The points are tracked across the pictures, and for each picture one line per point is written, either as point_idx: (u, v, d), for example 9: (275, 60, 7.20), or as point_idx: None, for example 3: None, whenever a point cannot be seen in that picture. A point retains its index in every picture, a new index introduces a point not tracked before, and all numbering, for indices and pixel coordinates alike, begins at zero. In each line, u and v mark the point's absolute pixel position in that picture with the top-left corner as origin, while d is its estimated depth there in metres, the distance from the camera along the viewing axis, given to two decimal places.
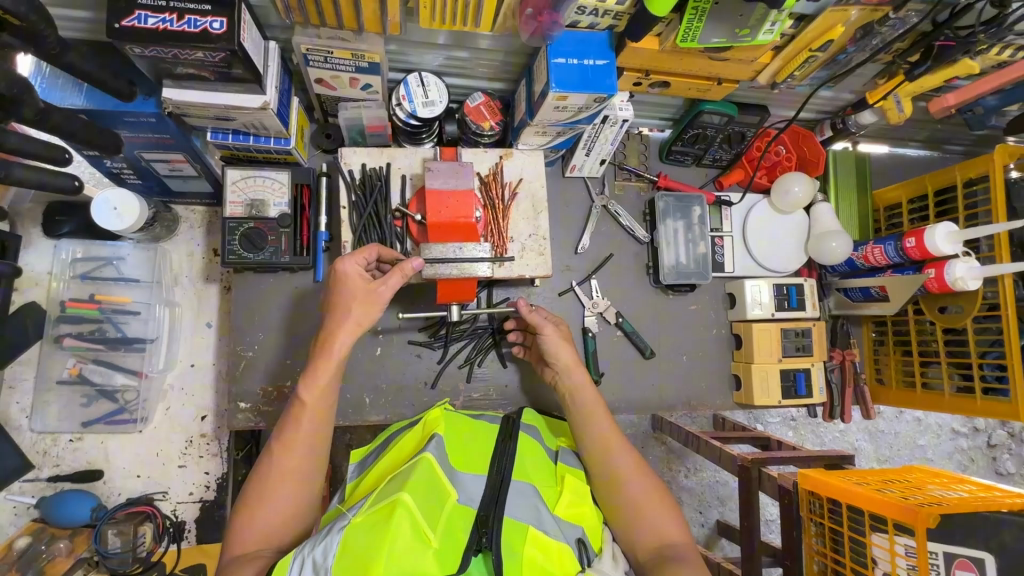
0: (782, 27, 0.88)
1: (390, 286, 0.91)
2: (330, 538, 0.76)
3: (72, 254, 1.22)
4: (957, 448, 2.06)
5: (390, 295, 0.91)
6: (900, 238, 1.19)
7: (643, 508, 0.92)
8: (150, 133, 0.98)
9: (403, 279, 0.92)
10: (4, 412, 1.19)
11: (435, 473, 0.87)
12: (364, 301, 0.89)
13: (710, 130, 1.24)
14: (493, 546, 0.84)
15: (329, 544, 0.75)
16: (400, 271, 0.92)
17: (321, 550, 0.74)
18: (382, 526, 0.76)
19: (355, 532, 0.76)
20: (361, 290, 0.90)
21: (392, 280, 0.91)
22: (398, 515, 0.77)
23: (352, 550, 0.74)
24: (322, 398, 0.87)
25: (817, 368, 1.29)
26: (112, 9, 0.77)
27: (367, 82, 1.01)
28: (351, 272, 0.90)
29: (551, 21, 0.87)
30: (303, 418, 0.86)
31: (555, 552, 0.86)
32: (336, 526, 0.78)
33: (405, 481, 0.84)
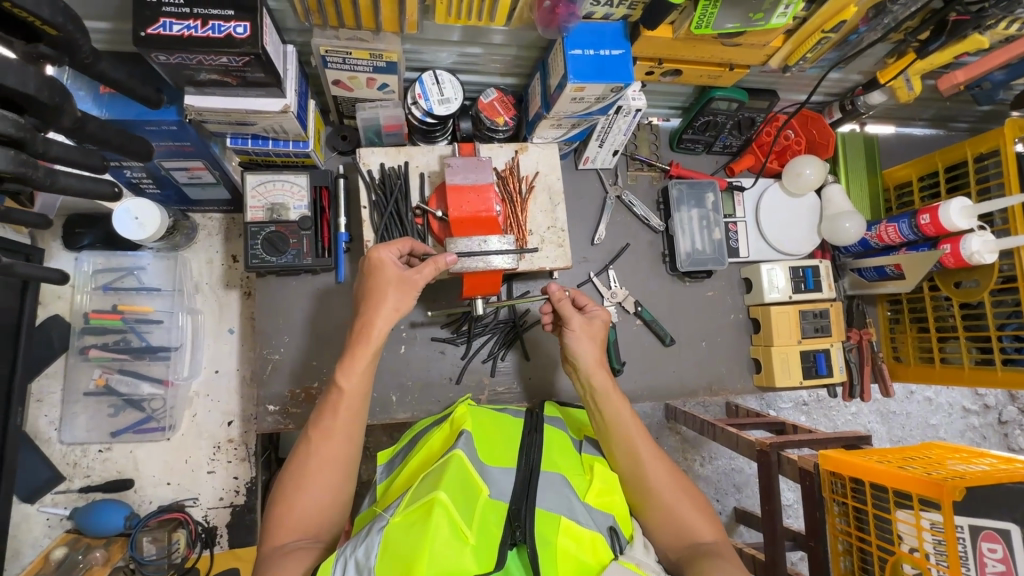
0: (795, 10, 0.89)
1: (425, 275, 0.92)
2: (370, 539, 0.75)
3: (93, 266, 1.23)
4: (969, 426, 2.07)
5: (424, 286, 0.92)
6: (914, 216, 1.20)
7: (675, 510, 0.92)
8: (171, 141, 0.99)
9: (436, 270, 0.93)
10: (32, 425, 1.19)
11: (466, 467, 0.86)
12: (399, 286, 0.91)
13: (721, 116, 1.25)
14: (528, 539, 0.81)
15: (369, 545, 0.74)
16: (434, 263, 0.93)
17: (363, 550, 0.73)
18: (420, 524, 0.75)
19: (393, 530, 0.75)
20: (395, 278, 0.91)
21: (426, 271, 0.92)
22: (435, 509, 0.75)
23: (393, 549, 0.73)
24: (358, 387, 0.87)
25: (835, 348, 1.30)
26: (137, 18, 0.78)
27: (384, 82, 1.02)
28: (385, 261, 0.91)
29: (569, 13, 0.89)
30: (341, 407, 0.86)
31: (589, 541, 0.83)
32: (376, 528, 0.77)
33: (437, 478, 0.83)
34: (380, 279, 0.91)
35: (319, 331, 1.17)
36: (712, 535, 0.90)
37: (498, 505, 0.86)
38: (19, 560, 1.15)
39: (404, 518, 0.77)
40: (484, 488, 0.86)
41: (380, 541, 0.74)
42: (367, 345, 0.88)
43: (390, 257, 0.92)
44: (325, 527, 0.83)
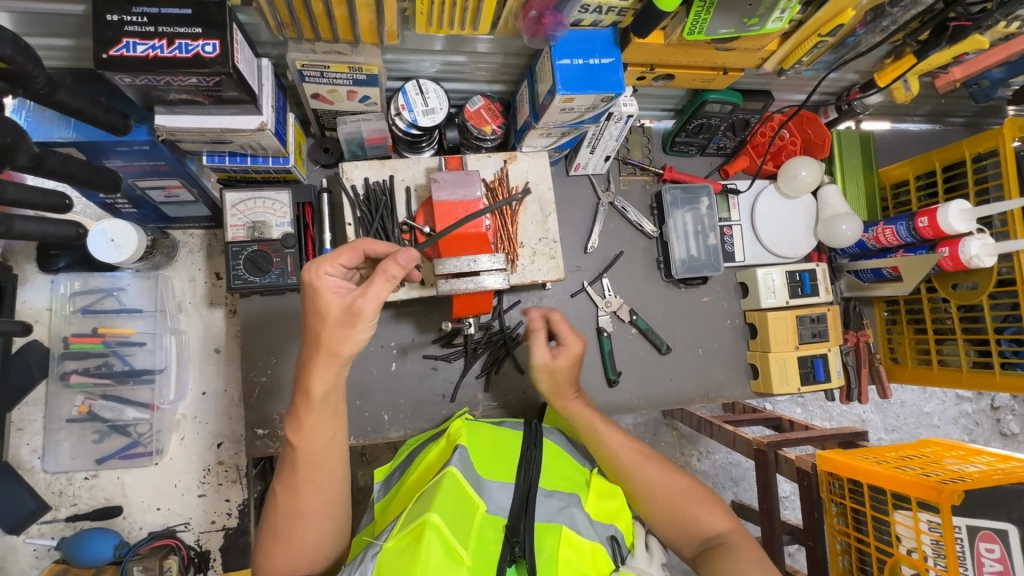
0: (791, 14, 0.86)
1: (372, 296, 0.78)
2: (363, 564, 0.66)
3: (71, 288, 1.19)
4: (962, 413, 2.08)
5: (374, 306, 0.78)
6: (912, 218, 1.18)
7: (675, 508, 0.88)
8: (144, 160, 0.95)
9: (389, 285, 0.78)
10: (15, 454, 1.16)
11: (462, 483, 0.78)
12: (341, 321, 0.78)
13: (714, 119, 1.22)
14: (528, 554, 0.76)
15: (362, 572, 0.64)
16: (385, 276, 0.78)
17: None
18: (413, 545, 0.66)
19: (386, 554, 0.66)
20: (338, 309, 0.79)
21: (377, 289, 0.78)
22: (427, 532, 0.66)
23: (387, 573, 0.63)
24: (314, 439, 0.80)
25: (833, 352, 1.29)
26: (98, 39, 0.73)
27: (365, 94, 0.98)
28: (323, 287, 0.80)
29: (555, 22, 0.84)
30: (299, 463, 0.80)
31: (589, 552, 0.80)
32: (369, 552, 0.67)
33: (432, 494, 0.74)
34: (313, 310, 0.80)
35: (307, 351, 1.14)
36: (724, 526, 0.85)
37: (495, 520, 0.79)
38: None
39: (399, 541, 0.67)
40: (482, 503, 0.78)
41: (373, 566, 0.65)
42: (312, 403, 0.79)
43: (329, 281, 0.81)
44: (316, 564, 0.80)
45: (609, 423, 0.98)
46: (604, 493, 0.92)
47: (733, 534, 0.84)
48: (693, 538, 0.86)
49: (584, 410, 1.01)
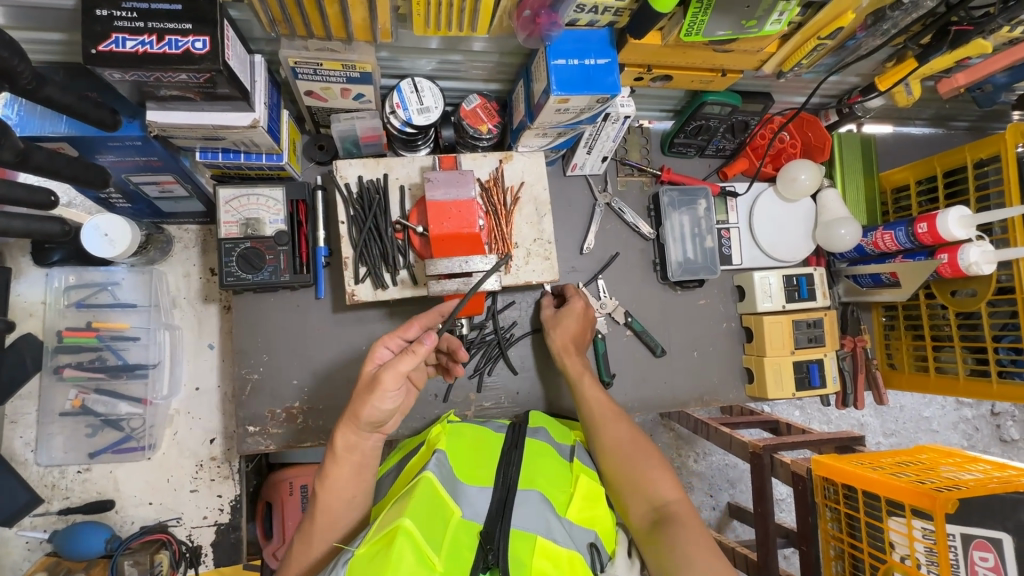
0: (790, 16, 0.85)
1: (394, 370, 0.73)
2: (333, 570, 0.65)
3: (64, 281, 1.19)
4: (962, 418, 2.06)
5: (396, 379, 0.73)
6: (911, 224, 1.16)
7: (630, 472, 0.89)
8: (137, 156, 0.94)
9: (411, 360, 0.73)
10: (8, 447, 1.17)
11: (436, 487, 0.77)
12: (367, 387, 0.75)
13: (713, 120, 1.20)
14: (501, 563, 0.74)
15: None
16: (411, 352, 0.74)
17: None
18: (381, 551, 0.65)
19: (357, 560, 0.65)
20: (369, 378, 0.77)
21: (400, 364, 0.73)
22: (397, 538, 0.65)
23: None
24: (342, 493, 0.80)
25: (829, 358, 1.28)
26: (87, 34, 0.73)
27: (359, 91, 0.97)
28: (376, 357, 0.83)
29: (550, 22, 0.83)
30: (318, 520, 0.80)
31: (566, 561, 0.78)
32: (341, 557, 0.67)
33: (405, 502, 0.72)
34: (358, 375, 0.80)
35: (301, 349, 1.14)
36: (674, 497, 0.86)
37: (471, 526, 0.77)
38: None
39: (369, 547, 0.66)
40: (457, 508, 0.77)
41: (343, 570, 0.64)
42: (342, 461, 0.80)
43: (382, 352, 0.84)
44: None
45: (592, 382, 1.04)
46: (583, 499, 0.88)
47: (681, 506, 0.84)
48: (644, 501, 0.86)
49: (578, 365, 1.08)
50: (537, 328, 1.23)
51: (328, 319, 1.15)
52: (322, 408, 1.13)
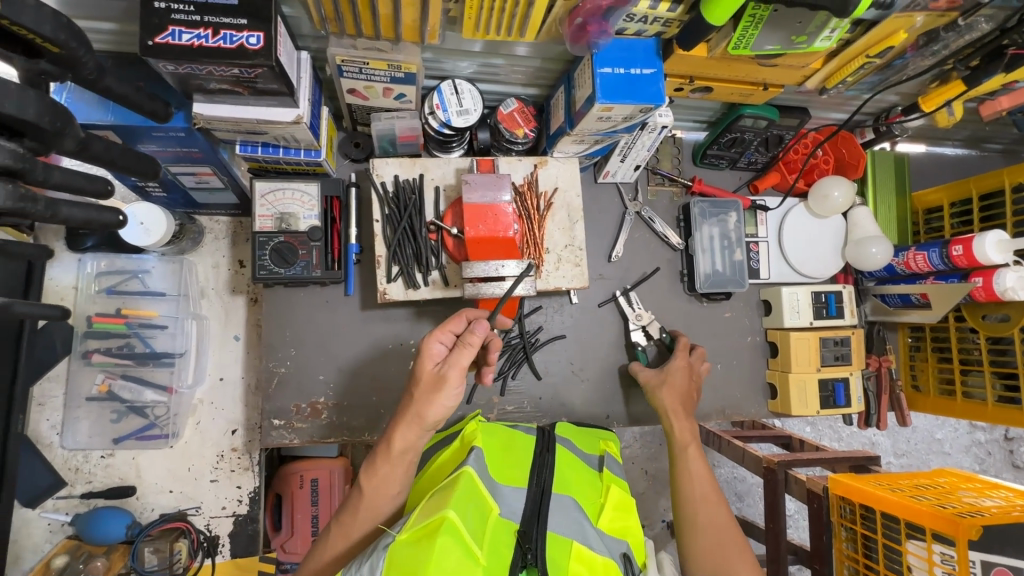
0: (841, 34, 0.84)
1: (455, 364, 0.78)
2: (374, 555, 0.65)
3: (96, 267, 1.20)
4: (975, 442, 2.04)
5: (459, 373, 0.78)
6: (946, 246, 1.15)
7: (717, 553, 0.92)
8: (178, 147, 0.95)
9: (469, 352, 0.78)
10: (35, 429, 1.17)
11: (476, 483, 0.76)
12: (430, 387, 0.79)
13: (748, 134, 1.20)
14: (541, 563, 0.75)
15: (372, 563, 0.65)
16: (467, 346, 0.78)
17: (367, 567, 0.64)
18: (425, 541, 0.65)
19: (399, 547, 0.65)
20: (429, 377, 0.80)
21: (459, 357, 0.78)
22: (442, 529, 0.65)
23: (399, 567, 0.63)
24: (378, 490, 0.80)
25: (855, 377, 1.27)
26: (144, 25, 0.73)
27: (401, 91, 0.98)
28: (431, 353, 0.81)
29: (600, 30, 0.83)
30: (361, 512, 0.81)
31: (601, 567, 0.78)
32: (381, 542, 0.67)
33: (446, 494, 0.72)
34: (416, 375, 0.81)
35: (328, 345, 1.14)
36: None
37: (508, 525, 0.78)
38: (20, 565, 1.14)
39: (411, 535, 0.67)
40: (495, 505, 0.77)
41: (385, 558, 0.65)
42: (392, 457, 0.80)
43: (435, 348, 0.82)
44: None
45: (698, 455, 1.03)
46: (614, 506, 0.89)
47: None
48: None
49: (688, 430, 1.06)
50: (562, 334, 1.23)
51: (356, 316, 1.16)
52: (347, 404, 1.14)
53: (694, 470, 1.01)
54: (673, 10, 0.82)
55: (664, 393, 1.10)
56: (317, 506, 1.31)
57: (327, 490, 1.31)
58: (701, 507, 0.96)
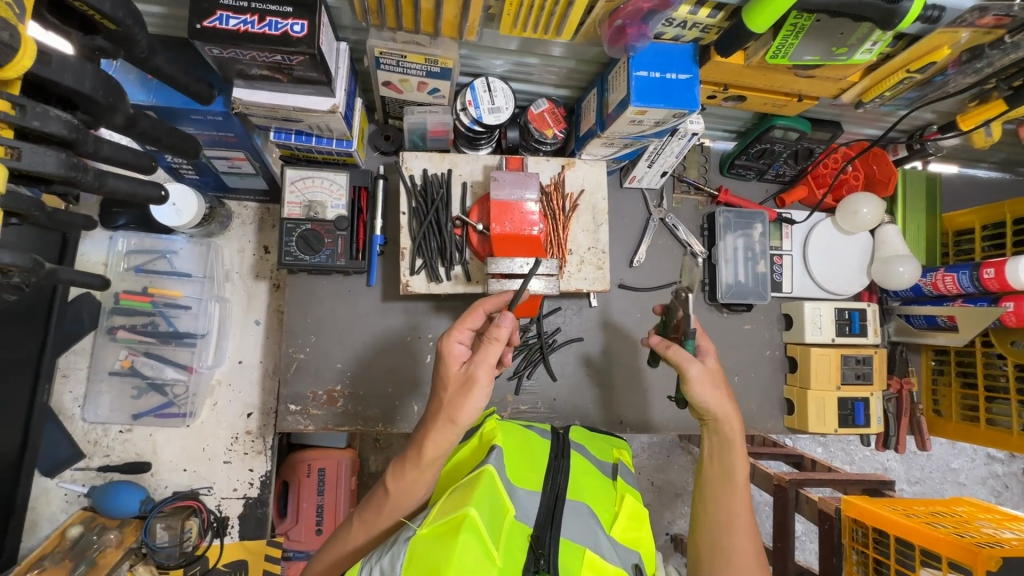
0: (882, 47, 0.83)
1: (483, 362, 0.76)
2: (397, 547, 0.67)
3: (127, 245, 1.23)
4: (992, 474, 1.99)
5: (488, 372, 0.76)
6: (976, 268, 1.13)
7: None
8: (214, 131, 0.95)
9: (497, 347, 0.76)
10: (57, 400, 1.20)
11: (497, 483, 0.76)
12: (458, 388, 0.77)
13: (778, 145, 1.19)
14: (554, 570, 0.74)
15: (395, 553, 0.66)
16: (493, 340, 0.76)
17: (388, 559, 0.66)
18: (446, 537, 0.65)
19: (419, 540, 0.66)
20: (455, 378, 0.78)
21: (486, 355, 0.76)
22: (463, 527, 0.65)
23: (419, 561, 0.64)
24: (406, 491, 0.80)
25: (875, 397, 1.25)
26: (194, 9, 0.75)
27: (435, 86, 0.98)
28: (453, 354, 0.81)
29: (638, 34, 0.83)
30: (384, 508, 0.81)
31: None
32: (404, 535, 0.69)
33: (465, 492, 0.72)
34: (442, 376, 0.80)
35: (348, 334, 1.15)
36: None
37: (522, 528, 0.77)
38: (36, 532, 1.16)
39: (431, 530, 0.67)
40: (512, 507, 0.76)
41: (405, 552, 0.66)
42: (418, 455, 0.78)
43: (457, 348, 0.81)
44: None
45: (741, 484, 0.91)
46: (627, 516, 0.88)
47: None
48: None
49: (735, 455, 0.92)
50: (579, 336, 1.23)
51: (376, 307, 1.17)
52: (362, 394, 1.14)
53: (729, 499, 0.90)
54: (714, 17, 0.83)
55: (721, 401, 0.91)
56: (323, 496, 1.33)
57: (334, 481, 1.33)
58: (733, 543, 0.87)
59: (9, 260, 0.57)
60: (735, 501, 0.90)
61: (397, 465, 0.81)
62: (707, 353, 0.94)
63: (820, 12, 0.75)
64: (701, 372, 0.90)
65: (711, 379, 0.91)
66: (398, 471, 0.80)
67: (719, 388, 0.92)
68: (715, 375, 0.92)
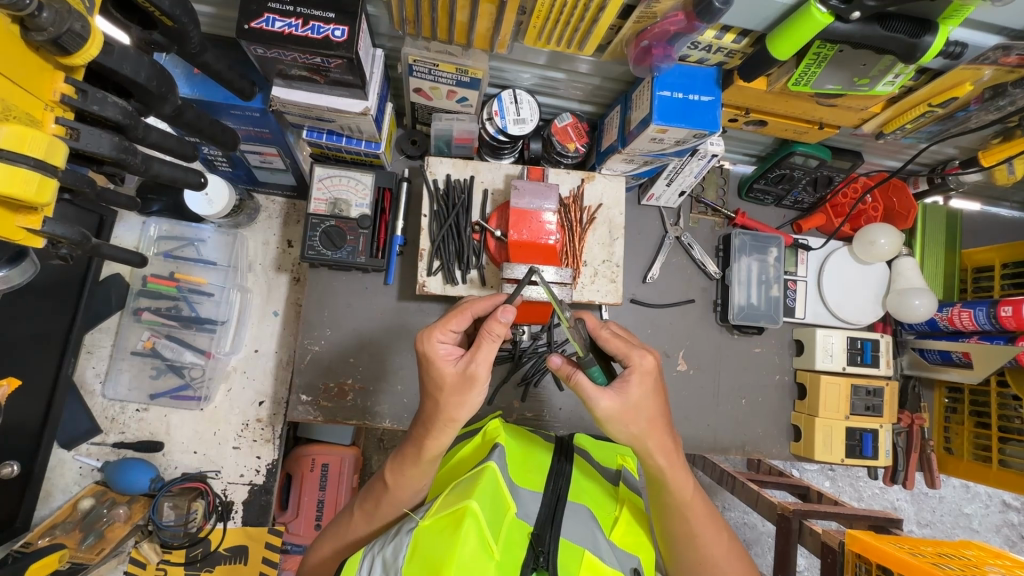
0: (905, 79, 0.84)
1: (483, 359, 0.73)
2: (401, 538, 0.69)
3: (158, 231, 1.27)
4: (1006, 522, 1.93)
5: (488, 369, 0.74)
6: (994, 305, 1.12)
7: None
8: (250, 126, 0.99)
9: (497, 345, 0.73)
10: (80, 375, 1.24)
11: (500, 481, 0.77)
12: (458, 386, 0.75)
13: (797, 171, 1.20)
14: (552, 566, 0.75)
15: (398, 544, 0.68)
16: (488, 337, 0.73)
17: (391, 549, 0.68)
18: (447, 530, 0.66)
19: (422, 532, 0.67)
20: (453, 377, 0.75)
21: (484, 352, 0.74)
22: (465, 520, 0.66)
23: (421, 552, 0.65)
24: (406, 484, 0.81)
25: (885, 429, 1.24)
26: (244, 10, 0.80)
27: (464, 95, 1.02)
28: (439, 356, 0.76)
29: (663, 55, 0.86)
30: (382, 500, 0.82)
31: None
32: (407, 527, 0.71)
33: (468, 487, 0.73)
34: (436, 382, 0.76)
35: (363, 330, 1.18)
36: None
37: (522, 526, 0.78)
38: (49, 502, 1.20)
39: (434, 521, 0.68)
40: (512, 505, 0.77)
41: (409, 542, 0.67)
42: (416, 450, 0.79)
43: (442, 349, 0.77)
44: None
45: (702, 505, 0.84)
46: (626, 520, 0.89)
47: None
48: None
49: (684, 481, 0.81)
50: None
51: (391, 305, 1.20)
52: (372, 389, 1.17)
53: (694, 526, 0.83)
54: (739, 42, 0.85)
55: (645, 434, 0.77)
56: (324, 491, 1.34)
57: (336, 477, 1.35)
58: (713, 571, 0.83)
59: (60, 232, 0.61)
60: (697, 526, 0.83)
61: (395, 455, 0.82)
62: (630, 379, 0.76)
63: (844, 43, 0.76)
64: (614, 408, 0.74)
65: (633, 413, 0.75)
66: (399, 464, 0.81)
67: (644, 420, 0.76)
68: (644, 405, 0.76)
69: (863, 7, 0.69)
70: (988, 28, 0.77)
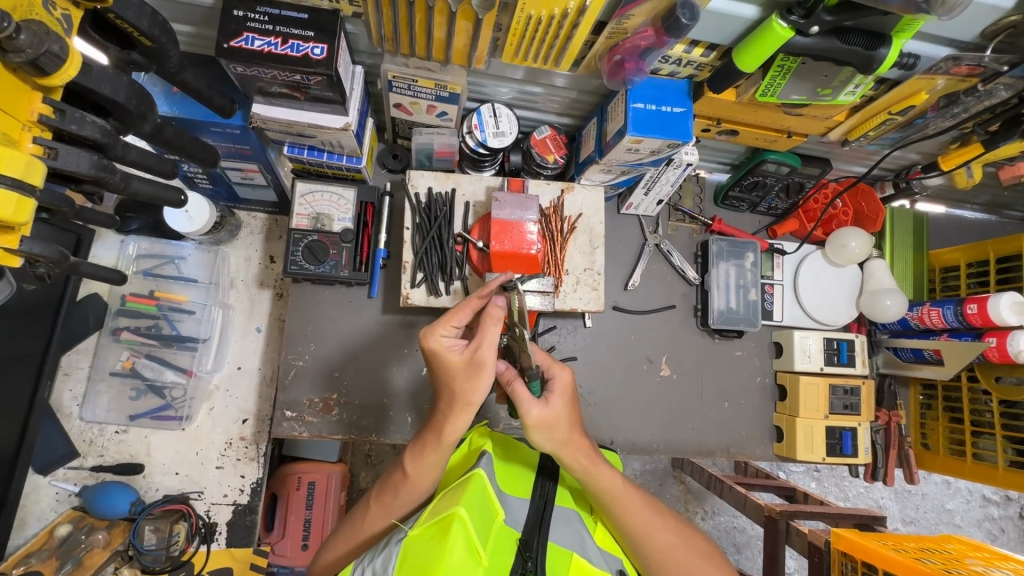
0: (864, 90, 0.88)
1: (489, 345, 0.77)
2: (390, 549, 0.68)
3: (138, 249, 1.27)
4: (987, 516, 1.97)
5: (493, 352, 0.78)
6: (961, 303, 1.17)
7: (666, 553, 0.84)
8: (231, 143, 1.00)
9: (497, 327, 0.78)
10: (56, 399, 1.22)
11: (488, 488, 0.76)
12: (467, 372, 0.78)
13: (770, 178, 1.24)
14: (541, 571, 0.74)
15: (388, 555, 0.67)
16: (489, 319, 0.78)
17: (381, 560, 0.67)
18: (436, 538, 0.65)
19: (411, 541, 0.66)
20: (461, 364, 0.79)
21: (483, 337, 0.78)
22: (453, 525, 0.65)
23: (410, 560, 0.64)
24: (423, 476, 0.83)
25: (863, 428, 1.27)
26: (223, 30, 0.81)
27: (443, 110, 1.04)
28: (443, 349, 0.80)
29: (636, 68, 0.88)
30: (402, 491, 0.84)
31: None
32: (395, 538, 0.70)
33: (456, 493, 0.72)
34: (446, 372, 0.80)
35: (348, 343, 1.18)
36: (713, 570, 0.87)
37: (510, 531, 0.77)
38: (24, 530, 1.16)
39: (423, 529, 0.67)
40: (501, 511, 0.76)
41: (398, 553, 0.66)
42: (440, 440, 0.81)
43: (447, 343, 0.80)
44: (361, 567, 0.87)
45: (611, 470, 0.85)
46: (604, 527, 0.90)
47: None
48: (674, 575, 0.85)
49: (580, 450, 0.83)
50: (573, 355, 1.26)
51: (376, 319, 1.20)
52: (358, 403, 1.16)
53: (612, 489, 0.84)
54: (707, 56, 0.89)
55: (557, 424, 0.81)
56: (310, 510, 1.33)
57: (322, 495, 1.33)
58: (650, 533, 0.84)
59: (38, 251, 0.61)
60: (617, 491, 0.84)
61: (416, 443, 0.84)
62: (555, 392, 0.83)
63: (805, 56, 0.80)
64: (542, 416, 0.80)
65: (557, 423, 0.80)
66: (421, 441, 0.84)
67: (567, 429, 0.81)
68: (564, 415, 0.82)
69: (821, 21, 0.72)
70: (939, 40, 0.81)
